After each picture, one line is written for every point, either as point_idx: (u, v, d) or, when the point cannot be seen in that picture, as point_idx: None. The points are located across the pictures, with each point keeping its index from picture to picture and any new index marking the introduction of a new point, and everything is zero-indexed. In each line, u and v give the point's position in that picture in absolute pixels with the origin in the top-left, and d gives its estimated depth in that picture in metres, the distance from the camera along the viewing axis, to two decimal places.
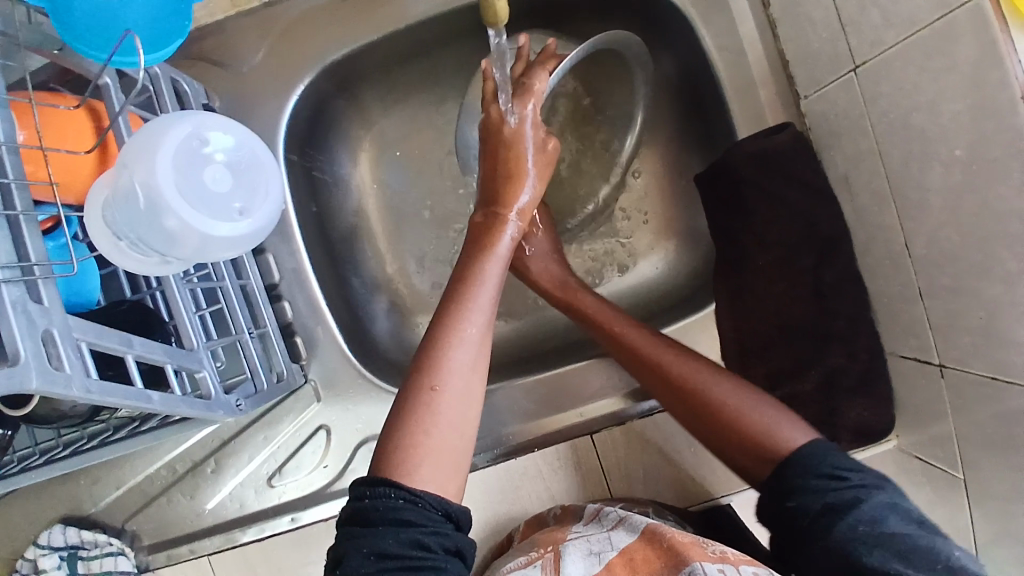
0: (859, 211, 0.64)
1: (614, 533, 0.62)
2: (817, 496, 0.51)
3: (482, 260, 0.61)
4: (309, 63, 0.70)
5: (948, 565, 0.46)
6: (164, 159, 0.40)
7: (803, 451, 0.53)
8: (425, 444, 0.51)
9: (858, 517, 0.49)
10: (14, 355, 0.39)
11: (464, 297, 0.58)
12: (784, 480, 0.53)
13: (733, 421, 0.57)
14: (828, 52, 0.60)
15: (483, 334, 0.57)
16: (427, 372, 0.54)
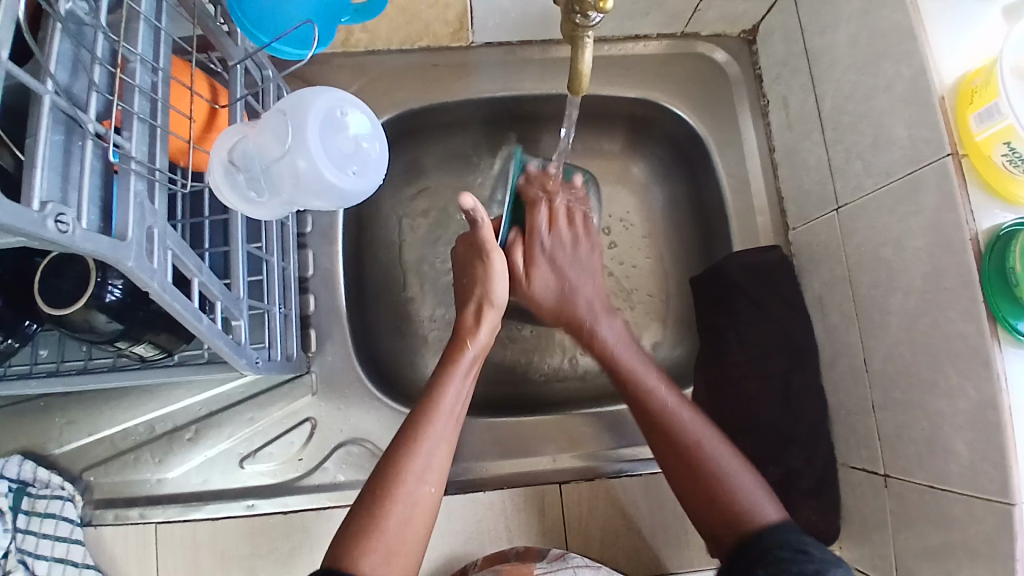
0: (829, 329, 0.74)
1: (580, 571, 0.68)
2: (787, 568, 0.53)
3: (444, 379, 0.67)
4: (392, 107, 0.82)
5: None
6: (311, 122, 0.48)
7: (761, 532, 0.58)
8: (376, 539, 0.56)
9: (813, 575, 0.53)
10: (123, 233, 0.44)
11: (430, 409, 0.64)
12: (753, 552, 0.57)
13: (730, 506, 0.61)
14: (818, 193, 0.74)
15: (441, 448, 0.63)
16: (382, 475, 0.60)
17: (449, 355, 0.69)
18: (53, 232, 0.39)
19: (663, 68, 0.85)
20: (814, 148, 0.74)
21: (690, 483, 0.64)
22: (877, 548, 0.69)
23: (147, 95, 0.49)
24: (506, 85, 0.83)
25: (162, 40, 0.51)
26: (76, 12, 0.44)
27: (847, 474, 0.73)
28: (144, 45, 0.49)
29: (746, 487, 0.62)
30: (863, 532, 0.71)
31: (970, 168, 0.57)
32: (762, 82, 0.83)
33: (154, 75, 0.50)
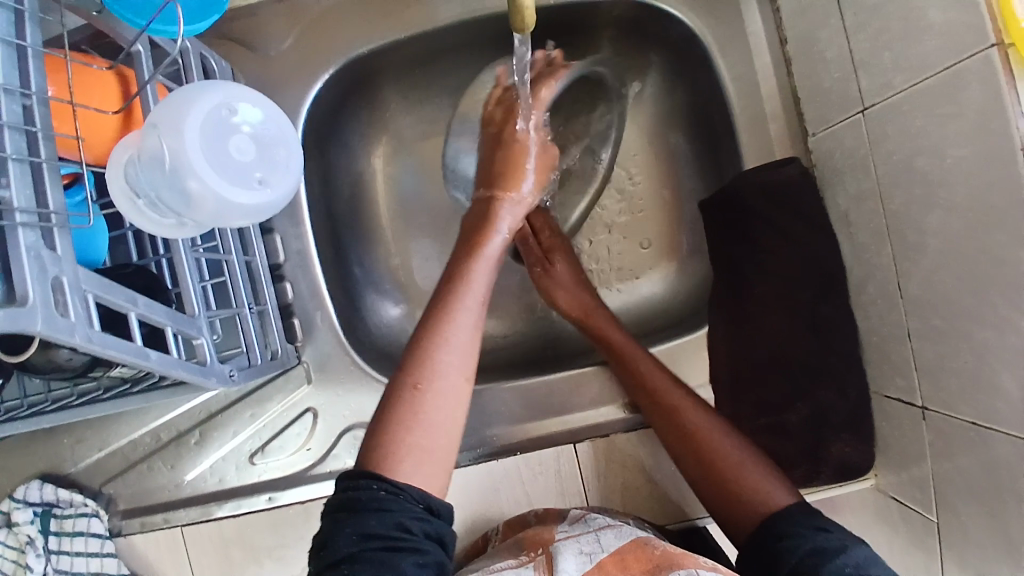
0: (859, 250, 0.65)
1: (601, 533, 0.61)
2: (807, 540, 0.53)
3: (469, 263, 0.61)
4: (338, 56, 0.72)
5: None
6: (192, 120, 0.41)
7: (773, 519, 0.56)
8: (412, 435, 0.50)
9: (846, 561, 0.50)
10: (24, 298, 0.40)
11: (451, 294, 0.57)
12: (769, 532, 0.56)
13: (739, 481, 0.61)
14: (839, 92, 0.63)
15: (470, 336, 0.55)
16: (415, 368, 0.53)
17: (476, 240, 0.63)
18: None
19: None
20: (831, 37, 0.62)
21: (693, 457, 0.64)
22: (914, 480, 0.65)
23: (20, 129, 0.43)
24: (464, 6, 0.72)
25: (27, 57, 0.45)
26: None
27: (881, 404, 0.67)
28: (4, 72, 0.44)
29: (754, 480, 0.60)
30: (901, 463, 0.66)
31: (1017, 58, 0.46)
32: None
33: (27, 102, 0.45)
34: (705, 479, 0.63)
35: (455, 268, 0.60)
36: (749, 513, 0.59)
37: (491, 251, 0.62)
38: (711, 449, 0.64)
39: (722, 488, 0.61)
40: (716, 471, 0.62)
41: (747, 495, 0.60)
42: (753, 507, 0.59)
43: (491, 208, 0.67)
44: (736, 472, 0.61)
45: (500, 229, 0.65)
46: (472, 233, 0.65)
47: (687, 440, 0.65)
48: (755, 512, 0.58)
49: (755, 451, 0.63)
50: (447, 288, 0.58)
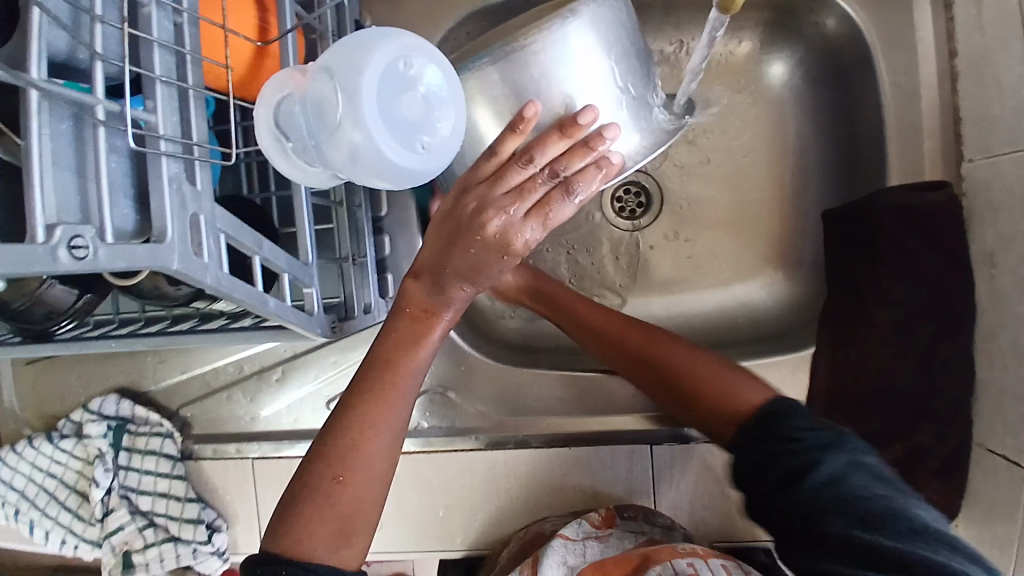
0: (996, 293, 0.60)
1: (588, 543, 0.63)
2: (784, 445, 0.49)
3: (410, 338, 0.52)
4: (469, 6, 0.68)
5: (915, 528, 0.45)
6: (370, 74, 0.38)
7: (765, 409, 0.52)
8: (327, 530, 0.48)
9: (817, 479, 0.47)
10: (162, 233, 0.38)
11: (389, 368, 0.51)
12: (768, 426, 0.51)
13: (719, 388, 0.56)
14: (1011, 121, 0.57)
15: (403, 420, 0.52)
16: (336, 458, 0.50)
17: (415, 320, 0.52)
18: (68, 262, 0.33)
19: None
20: (1014, 59, 0.56)
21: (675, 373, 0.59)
22: (1003, 545, 0.61)
23: (170, 49, 0.40)
24: None
25: None
26: None
27: (984, 458, 0.63)
28: None
29: (739, 386, 0.56)
30: (990, 523, 0.62)
31: None
32: None
33: (176, 18, 0.41)
34: (681, 396, 0.58)
35: (397, 343, 0.52)
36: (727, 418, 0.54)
37: (435, 336, 0.52)
38: (704, 374, 0.57)
39: (705, 417, 0.56)
40: (712, 391, 0.56)
41: (711, 404, 0.56)
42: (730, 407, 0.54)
43: (444, 282, 0.50)
44: (731, 381, 0.56)
45: (449, 307, 0.52)
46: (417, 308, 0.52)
47: (662, 373, 0.60)
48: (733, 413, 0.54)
49: (756, 378, 0.56)
50: (382, 358, 0.52)
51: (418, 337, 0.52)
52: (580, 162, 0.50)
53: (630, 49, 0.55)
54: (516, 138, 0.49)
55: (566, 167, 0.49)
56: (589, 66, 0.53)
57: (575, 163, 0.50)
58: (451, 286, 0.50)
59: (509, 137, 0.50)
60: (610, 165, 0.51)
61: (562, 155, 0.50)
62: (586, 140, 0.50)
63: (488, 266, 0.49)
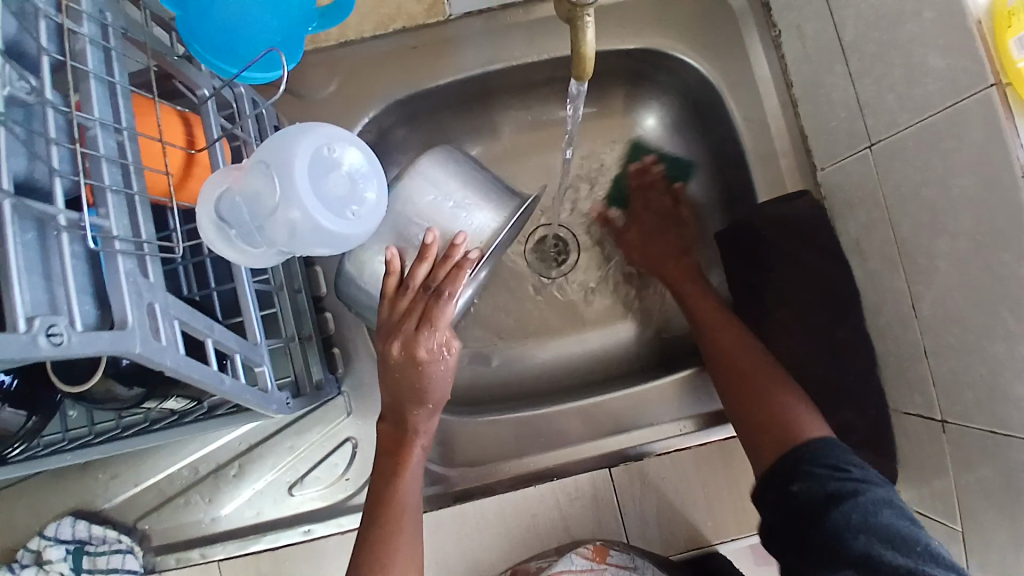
0: (872, 274, 0.70)
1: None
2: (826, 482, 0.59)
3: (398, 469, 0.64)
4: (377, 100, 0.76)
5: (930, 550, 0.55)
6: (300, 160, 0.45)
7: (804, 449, 0.62)
8: None
9: (853, 507, 0.57)
10: (122, 321, 0.42)
11: (389, 502, 0.63)
12: (797, 466, 0.62)
13: (786, 428, 0.65)
14: (847, 131, 0.69)
15: (416, 539, 0.63)
16: None
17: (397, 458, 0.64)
18: (48, 348, 0.36)
19: (662, 10, 0.78)
20: (837, 81, 0.68)
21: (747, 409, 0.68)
22: (936, 493, 0.68)
23: (116, 163, 0.45)
24: (494, 54, 0.77)
25: (119, 94, 0.47)
26: (16, 94, 0.39)
27: (900, 419, 0.71)
28: (101, 108, 0.45)
29: (797, 414, 0.65)
30: (922, 476, 0.70)
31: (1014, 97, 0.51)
32: (769, 8, 0.75)
33: (118, 136, 0.46)
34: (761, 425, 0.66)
35: (384, 481, 0.64)
36: (784, 439, 0.64)
37: (416, 462, 0.65)
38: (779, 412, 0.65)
39: (773, 427, 0.65)
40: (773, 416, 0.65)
41: (776, 429, 0.65)
42: (789, 434, 0.64)
43: (408, 415, 0.64)
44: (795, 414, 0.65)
45: (419, 437, 0.65)
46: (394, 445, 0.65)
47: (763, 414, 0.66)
48: (788, 439, 0.64)
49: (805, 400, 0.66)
50: (383, 497, 0.63)
51: (403, 468, 0.64)
52: (450, 268, 0.63)
53: (470, 176, 0.69)
54: (393, 278, 0.63)
55: (441, 281, 0.63)
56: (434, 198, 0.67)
57: (445, 274, 0.63)
58: (414, 417, 0.64)
59: (390, 280, 0.64)
60: (470, 259, 0.63)
61: (436, 271, 0.63)
62: (447, 249, 0.63)
63: (432, 387, 0.63)
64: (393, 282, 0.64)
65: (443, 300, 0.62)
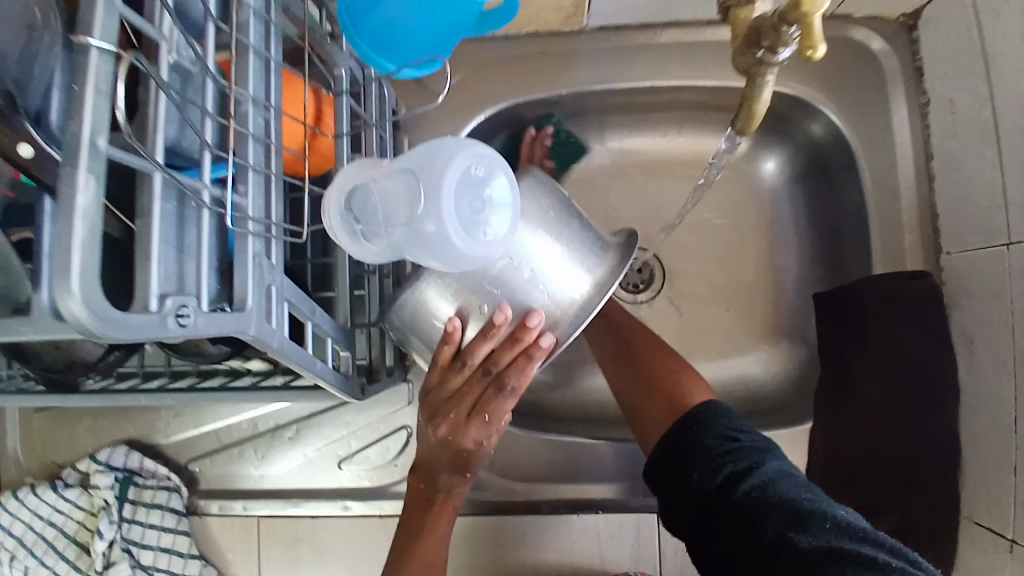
0: (975, 375, 0.66)
1: None
2: (714, 461, 0.58)
3: (433, 524, 0.65)
4: (496, 96, 0.75)
5: (837, 524, 0.50)
6: (449, 175, 0.43)
7: (702, 409, 0.62)
8: None
9: (752, 484, 0.55)
10: (241, 301, 0.41)
11: (417, 565, 0.64)
12: (694, 418, 0.61)
13: (666, 398, 0.65)
14: (983, 221, 0.65)
15: None
16: None
17: (429, 517, 0.65)
18: (176, 329, 0.36)
19: (805, 55, 0.74)
20: (985, 168, 0.64)
21: (636, 384, 0.68)
22: None
23: (261, 141, 0.44)
24: (621, 71, 0.75)
25: (271, 72, 0.45)
26: (182, 62, 0.39)
27: (971, 529, 0.67)
28: (255, 84, 0.44)
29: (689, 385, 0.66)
30: None
31: None
32: (923, 75, 0.71)
33: (266, 114, 0.44)
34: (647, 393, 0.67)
35: (412, 539, 0.65)
36: (676, 413, 0.64)
37: (445, 521, 0.66)
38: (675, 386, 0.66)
39: (666, 402, 0.65)
40: (670, 400, 0.65)
41: (668, 399, 0.65)
42: (677, 404, 0.64)
43: (442, 480, 0.65)
44: (687, 387, 0.66)
45: (452, 497, 0.66)
46: (426, 501, 0.66)
47: (649, 385, 0.67)
48: (678, 409, 0.64)
49: (700, 379, 0.67)
50: (409, 554, 0.65)
51: (434, 525, 0.65)
52: (520, 364, 0.58)
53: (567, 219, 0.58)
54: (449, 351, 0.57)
55: (507, 375, 0.58)
56: (505, 261, 0.54)
57: (515, 373, 0.58)
58: (452, 485, 0.65)
59: (443, 351, 0.57)
60: (541, 354, 0.57)
61: (500, 356, 0.58)
62: (520, 343, 0.57)
63: (473, 463, 0.64)
64: (448, 355, 0.58)
65: (502, 396, 0.60)
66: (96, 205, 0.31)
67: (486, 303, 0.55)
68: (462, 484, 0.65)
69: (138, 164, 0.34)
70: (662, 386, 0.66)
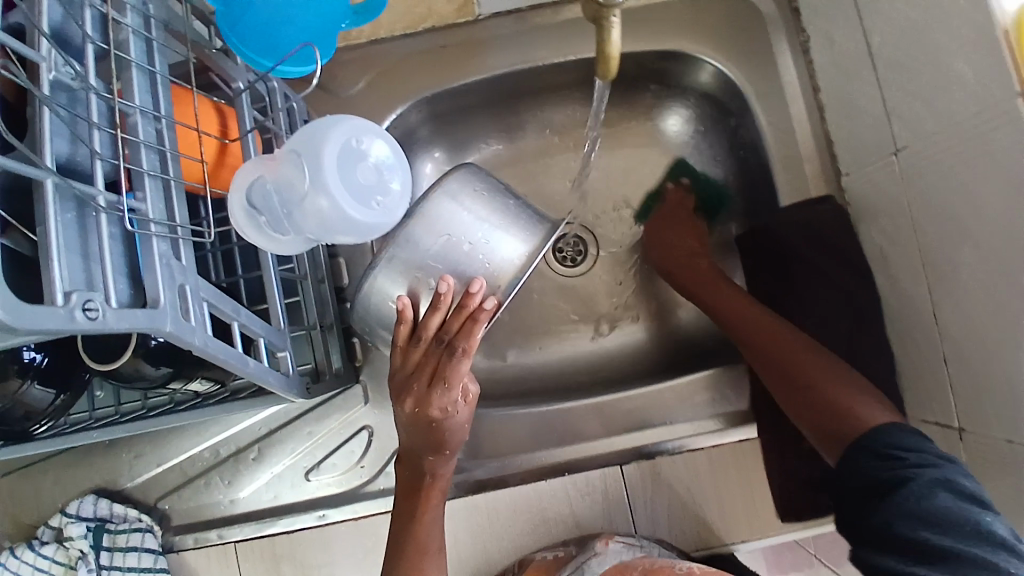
0: (893, 282, 0.70)
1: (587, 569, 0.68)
2: (887, 468, 0.59)
3: (422, 508, 0.66)
4: (405, 97, 0.77)
5: (977, 530, 0.53)
6: (328, 152, 0.46)
7: (884, 428, 0.62)
8: None
9: (912, 493, 0.56)
10: (155, 300, 0.43)
11: (414, 554, 0.64)
12: (871, 446, 0.61)
13: (846, 398, 0.66)
14: (873, 137, 0.69)
15: None
16: None
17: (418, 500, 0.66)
18: (84, 321, 0.37)
19: (690, 13, 0.78)
20: (865, 88, 0.68)
21: (816, 414, 0.67)
22: None
23: (154, 148, 0.46)
24: (522, 55, 0.77)
25: (159, 85, 0.48)
26: (61, 79, 0.40)
27: (918, 429, 0.70)
28: (141, 96, 0.46)
29: (852, 399, 0.65)
30: None
31: None
32: (799, 14, 0.75)
33: (157, 124, 0.47)
34: (815, 410, 0.67)
35: (403, 529, 0.66)
36: (842, 417, 0.65)
37: (436, 501, 0.67)
38: (847, 405, 0.65)
39: (831, 412, 0.66)
40: (840, 414, 0.65)
41: (846, 416, 0.65)
42: (854, 415, 0.64)
43: (427, 464, 0.66)
44: (846, 400, 0.66)
45: (439, 478, 0.67)
46: (414, 489, 0.66)
47: (823, 406, 0.66)
48: (855, 418, 0.64)
49: (872, 394, 0.66)
50: (403, 541, 0.65)
51: (427, 505, 0.66)
52: (469, 325, 0.61)
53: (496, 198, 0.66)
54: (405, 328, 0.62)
55: (460, 340, 0.61)
56: (442, 240, 0.63)
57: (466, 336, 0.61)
58: (436, 466, 0.66)
59: (401, 329, 0.63)
60: (486, 310, 0.61)
61: (454, 323, 0.62)
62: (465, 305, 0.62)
63: (454, 439, 0.65)
64: (405, 331, 0.63)
65: (462, 363, 0.62)
66: None
67: (433, 278, 0.64)
68: (447, 464, 0.66)
69: (29, 173, 0.37)
70: (837, 410, 0.65)
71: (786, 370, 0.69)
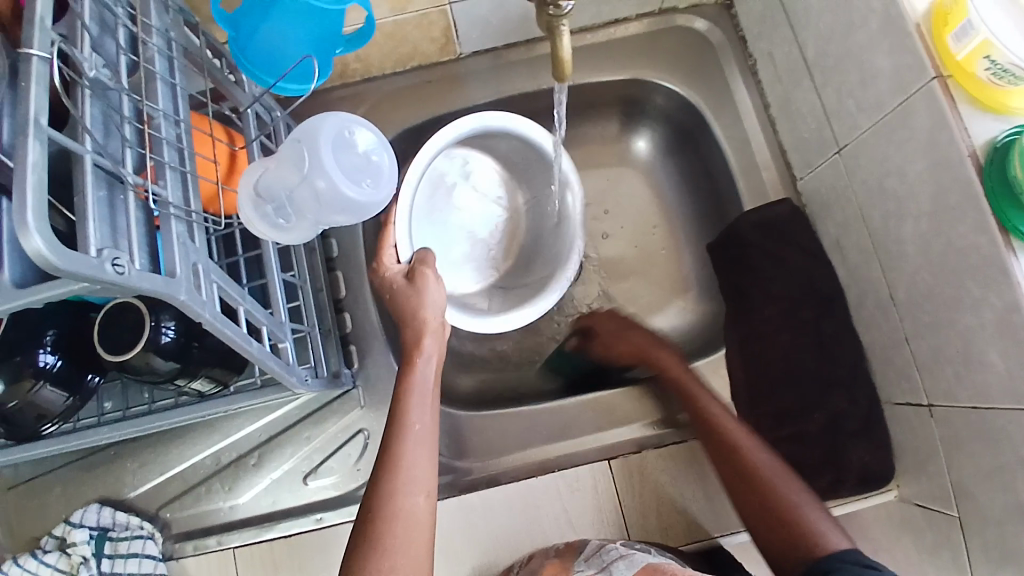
0: (851, 270, 0.75)
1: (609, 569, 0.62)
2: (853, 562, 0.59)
3: (402, 400, 0.62)
4: (396, 127, 0.85)
5: None
6: (323, 142, 0.53)
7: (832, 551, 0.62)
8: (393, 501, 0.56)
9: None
10: (172, 272, 0.48)
11: (395, 429, 0.60)
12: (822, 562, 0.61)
13: (778, 492, 0.68)
14: (817, 140, 0.76)
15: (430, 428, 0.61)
16: (377, 488, 0.57)
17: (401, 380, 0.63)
18: (113, 274, 0.41)
19: (649, 46, 0.87)
20: (806, 96, 0.76)
21: (734, 476, 0.70)
22: (928, 480, 0.69)
23: (173, 146, 0.53)
24: (498, 88, 0.87)
25: (179, 95, 0.55)
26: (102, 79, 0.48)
27: (891, 410, 0.73)
28: (165, 102, 0.54)
29: (774, 472, 0.69)
30: (916, 465, 0.71)
31: (955, 86, 0.58)
32: (745, 41, 0.84)
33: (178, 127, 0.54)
34: (736, 480, 0.70)
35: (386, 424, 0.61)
36: (792, 533, 0.65)
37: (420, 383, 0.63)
38: (763, 479, 0.68)
39: (757, 494, 0.68)
40: (754, 478, 0.69)
41: (791, 521, 0.65)
42: (796, 529, 0.65)
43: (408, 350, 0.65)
44: (758, 460, 0.70)
45: (425, 362, 0.64)
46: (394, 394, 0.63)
47: (745, 466, 0.70)
48: (801, 534, 0.64)
49: (768, 450, 0.71)
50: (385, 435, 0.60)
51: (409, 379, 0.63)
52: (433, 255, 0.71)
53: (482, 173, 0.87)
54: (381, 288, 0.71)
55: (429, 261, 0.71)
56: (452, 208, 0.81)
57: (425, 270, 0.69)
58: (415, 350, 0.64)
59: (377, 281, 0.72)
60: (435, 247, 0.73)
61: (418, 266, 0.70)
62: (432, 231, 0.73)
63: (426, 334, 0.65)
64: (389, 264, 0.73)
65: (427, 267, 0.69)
66: (41, 165, 0.39)
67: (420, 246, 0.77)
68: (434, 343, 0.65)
69: (70, 147, 0.42)
70: (779, 512, 0.66)
71: (712, 426, 0.73)
